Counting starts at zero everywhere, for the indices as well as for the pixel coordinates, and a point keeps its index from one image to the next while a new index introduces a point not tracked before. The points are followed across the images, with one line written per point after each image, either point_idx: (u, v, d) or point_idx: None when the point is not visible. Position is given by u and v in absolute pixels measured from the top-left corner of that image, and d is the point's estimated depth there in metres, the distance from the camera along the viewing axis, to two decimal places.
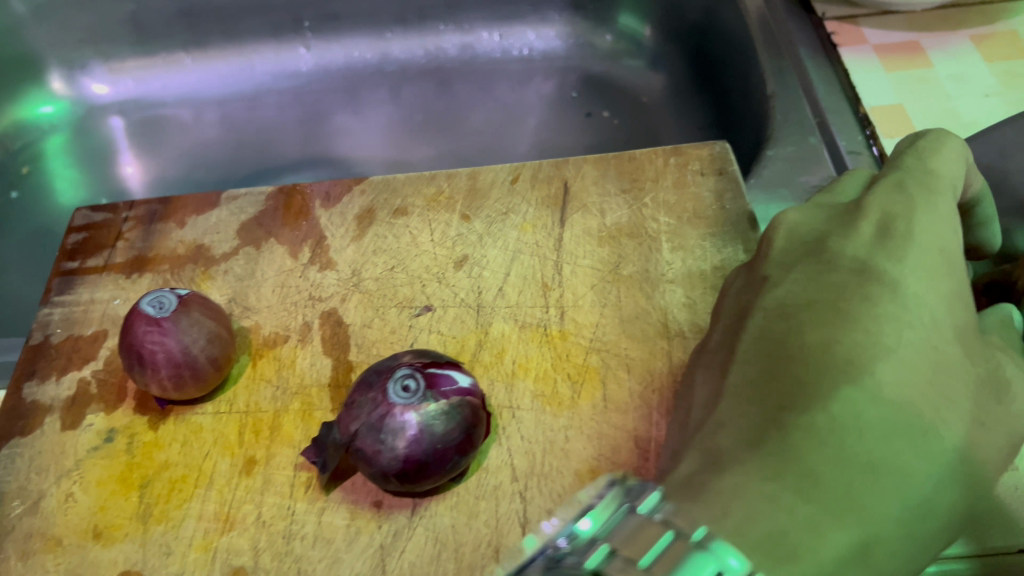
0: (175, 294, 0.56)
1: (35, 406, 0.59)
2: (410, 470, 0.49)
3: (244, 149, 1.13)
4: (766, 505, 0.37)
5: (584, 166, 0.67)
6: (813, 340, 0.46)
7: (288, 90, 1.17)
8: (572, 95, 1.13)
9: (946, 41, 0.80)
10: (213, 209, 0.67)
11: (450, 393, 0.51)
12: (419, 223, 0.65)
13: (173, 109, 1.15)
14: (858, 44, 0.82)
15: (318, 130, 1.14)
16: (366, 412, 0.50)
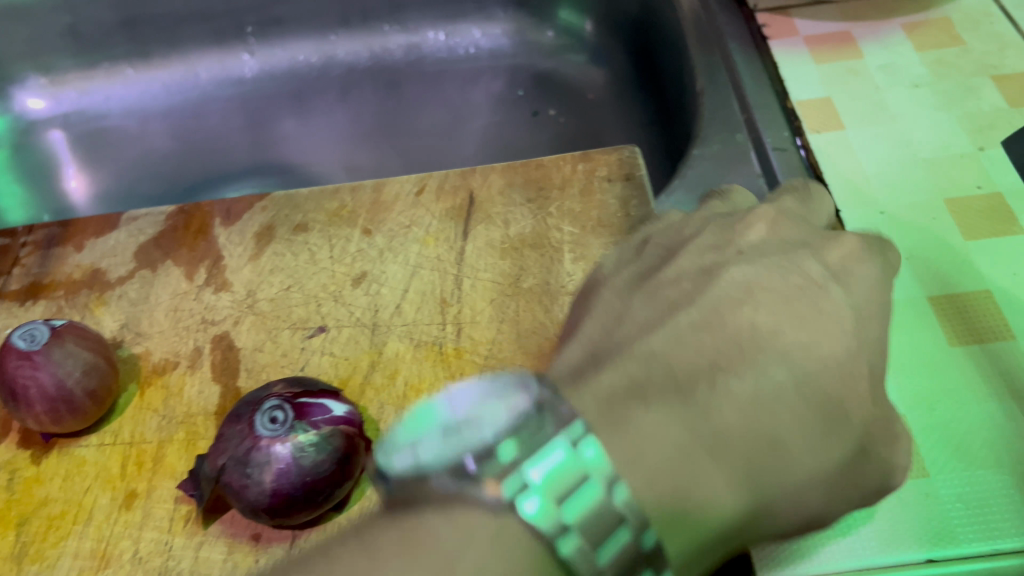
0: (47, 326, 0.55)
1: None
2: (279, 504, 0.50)
3: (191, 157, 1.11)
4: (672, 457, 0.38)
5: (491, 175, 0.66)
6: (762, 315, 0.44)
7: (234, 97, 1.15)
8: (519, 93, 1.12)
9: (879, 31, 0.79)
10: (112, 232, 0.66)
11: (320, 422, 0.52)
12: (319, 239, 0.64)
13: (115, 121, 1.14)
14: (788, 36, 0.80)
15: (266, 137, 1.12)
16: (233, 445, 0.51)
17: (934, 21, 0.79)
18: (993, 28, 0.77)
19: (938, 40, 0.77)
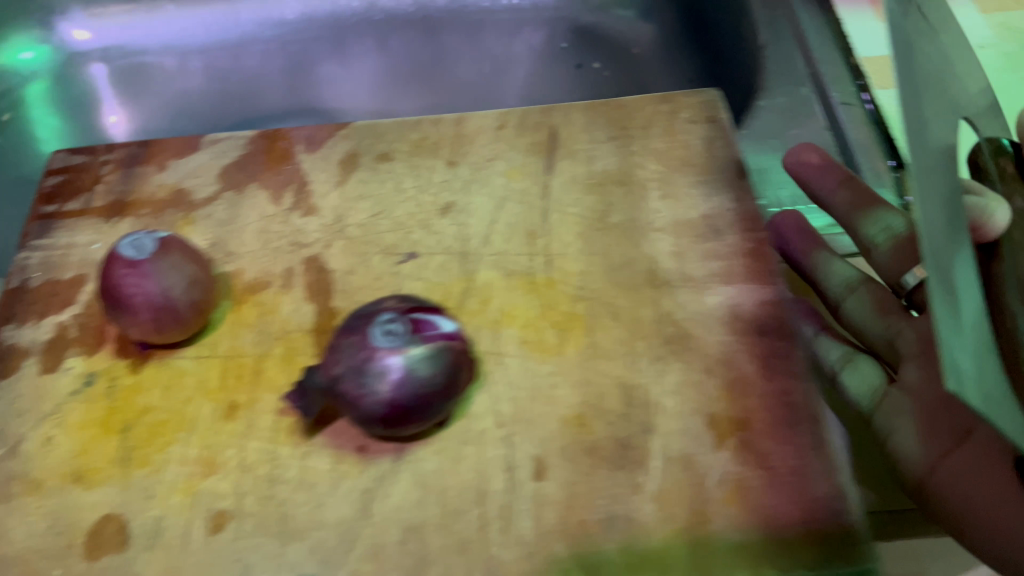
0: (156, 236, 0.48)
1: (12, 349, 0.51)
2: (394, 415, 0.44)
3: (229, 101, 1.00)
4: None
5: (574, 110, 0.61)
6: None
7: (280, 53, 1.02)
8: (561, 47, 1.03)
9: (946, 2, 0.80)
10: (193, 152, 0.61)
11: (434, 337, 0.44)
12: (404, 168, 0.59)
13: (162, 95, 1.00)
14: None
15: (306, 93, 1.01)
16: (349, 355, 0.44)
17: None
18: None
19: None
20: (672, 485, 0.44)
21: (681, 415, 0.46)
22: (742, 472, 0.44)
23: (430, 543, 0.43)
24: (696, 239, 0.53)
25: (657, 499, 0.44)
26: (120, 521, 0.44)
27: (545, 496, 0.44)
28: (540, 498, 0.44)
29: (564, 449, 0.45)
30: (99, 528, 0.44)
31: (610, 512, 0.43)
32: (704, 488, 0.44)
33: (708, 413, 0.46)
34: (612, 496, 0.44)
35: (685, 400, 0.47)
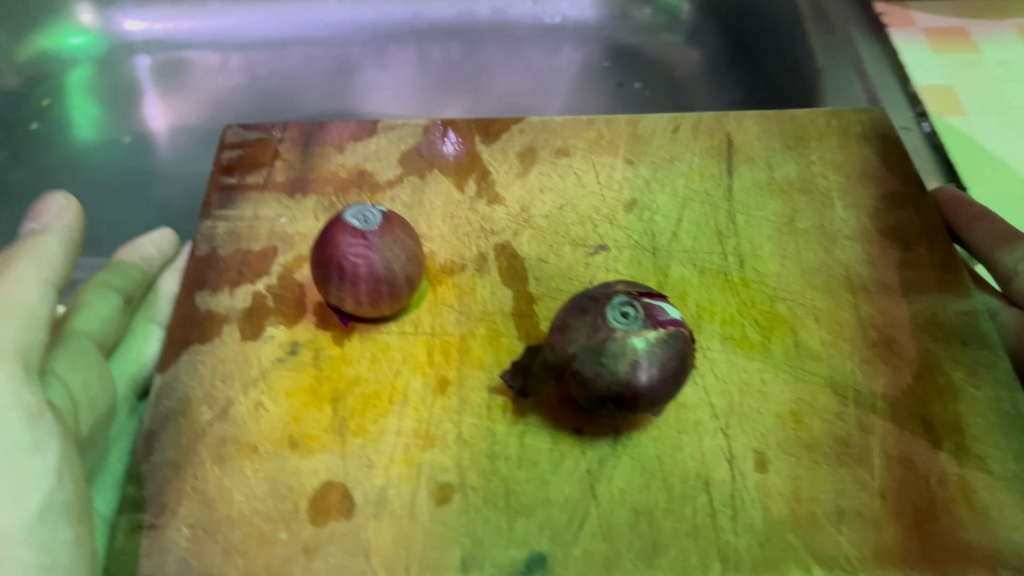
0: (380, 209, 0.48)
1: (210, 314, 0.51)
2: (628, 398, 0.43)
3: (268, 99, 0.82)
4: None
5: (746, 118, 0.62)
6: None
7: (328, 54, 0.85)
8: (603, 65, 0.85)
9: (993, 29, 0.73)
10: (371, 137, 0.61)
11: (666, 323, 0.44)
12: (584, 164, 0.60)
13: (199, 95, 0.82)
14: (907, 26, 0.74)
15: (355, 100, 0.83)
16: (582, 335, 0.43)
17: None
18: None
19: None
20: (897, 483, 0.44)
21: (896, 417, 0.47)
22: (964, 473, 0.45)
23: (661, 526, 0.43)
24: (886, 250, 0.55)
25: (883, 495, 0.44)
26: (343, 488, 0.44)
27: (771, 487, 0.44)
28: (765, 488, 0.44)
29: (784, 441, 0.46)
30: (322, 493, 0.44)
31: (838, 506, 0.44)
32: (929, 486, 0.44)
33: (922, 416, 0.47)
34: (838, 490, 0.44)
35: (897, 401, 0.48)
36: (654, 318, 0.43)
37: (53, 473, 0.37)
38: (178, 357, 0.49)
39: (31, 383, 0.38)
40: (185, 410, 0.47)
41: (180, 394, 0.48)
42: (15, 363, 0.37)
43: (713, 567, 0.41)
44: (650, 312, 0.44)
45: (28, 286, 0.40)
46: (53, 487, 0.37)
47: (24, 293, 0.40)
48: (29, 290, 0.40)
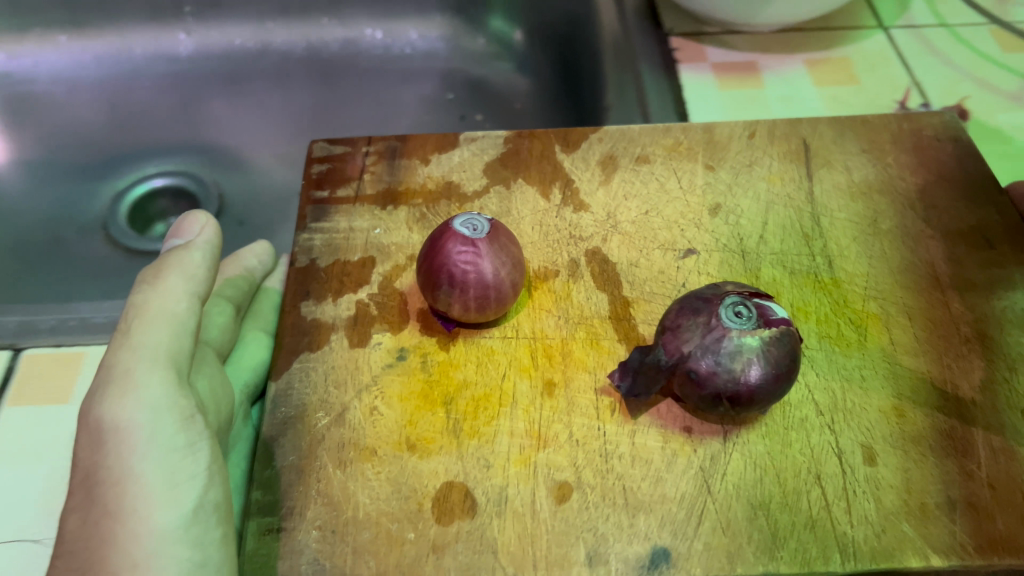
0: (486, 218, 0.50)
1: (317, 323, 0.52)
2: (743, 396, 0.45)
3: (128, 143, 0.83)
4: None
5: (819, 123, 0.64)
6: None
7: (176, 91, 0.86)
8: (448, 97, 0.85)
9: (782, 65, 0.72)
10: (454, 149, 0.63)
11: (778, 322, 0.45)
12: (665, 170, 0.61)
13: (36, 131, 0.82)
14: (697, 61, 0.72)
15: (207, 136, 0.84)
16: (697, 335, 0.45)
17: (823, 31, 0.75)
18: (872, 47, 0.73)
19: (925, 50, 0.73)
20: (1005, 473, 0.46)
21: (997, 410, 0.48)
22: None
23: (778, 520, 0.44)
24: (969, 247, 0.56)
25: (991, 485, 0.45)
26: (463, 488, 0.45)
27: (881, 479, 0.45)
28: (876, 481, 0.45)
29: (889, 435, 0.47)
30: (444, 493, 0.45)
31: (948, 496, 0.45)
32: None
33: (1021, 409, 0.48)
34: (946, 481, 0.45)
35: (995, 394, 0.49)
36: (764, 319, 0.45)
37: (202, 475, 0.42)
38: (290, 365, 0.50)
39: (182, 391, 0.43)
40: (303, 416, 0.48)
41: (296, 400, 0.49)
42: (167, 369, 0.43)
43: (833, 557, 0.43)
44: (760, 313, 0.45)
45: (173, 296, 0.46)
46: (202, 487, 0.42)
47: (170, 302, 0.46)
48: (177, 300, 0.46)
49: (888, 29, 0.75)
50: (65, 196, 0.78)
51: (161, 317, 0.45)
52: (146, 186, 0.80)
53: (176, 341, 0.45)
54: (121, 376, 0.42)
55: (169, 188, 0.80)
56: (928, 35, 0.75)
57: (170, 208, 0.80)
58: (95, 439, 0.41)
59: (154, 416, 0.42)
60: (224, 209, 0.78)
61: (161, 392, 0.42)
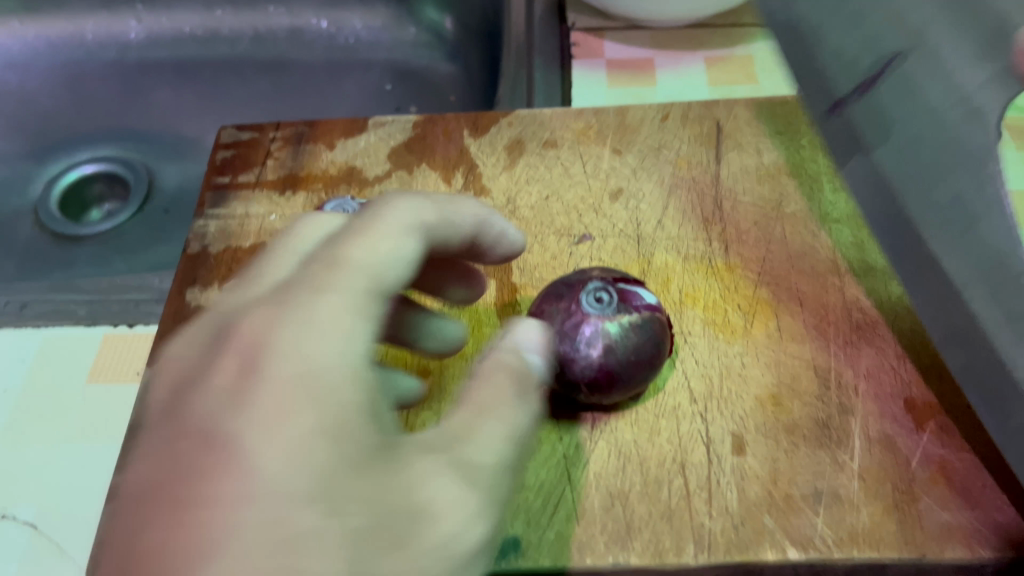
0: (358, 203, 0.49)
1: (200, 310, 0.52)
2: (603, 383, 0.44)
3: (29, 118, 0.98)
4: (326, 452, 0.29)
5: (736, 105, 0.62)
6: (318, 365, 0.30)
7: (110, 75, 1.00)
8: (387, 88, 0.97)
9: (681, 62, 0.80)
10: (361, 134, 0.62)
11: (641, 308, 0.45)
12: (571, 155, 0.60)
13: (28, 112, 0.98)
14: (594, 58, 0.81)
15: (167, 118, 0.98)
16: (558, 321, 0.44)
17: (732, 28, 0.81)
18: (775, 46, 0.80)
19: None
20: (878, 464, 0.44)
21: (878, 399, 0.46)
22: (947, 456, 0.44)
23: (636, 509, 0.43)
24: None
25: (862, 477, 0.44)
26: None
27: (748, 469, 0.44)
28: (742, 471, 0.44)
29: (762, 425, 0.46)
30: None
31: (815, 488, 0.43)
32: (909, 468, 0.44)
33: (902, 399, 0.46)
34: (816, 472, 0.44)
35: (881, 383, 0.47)
36: (626, 304, 0.45)
37: (408, 491, 0.31)
38: (169, 351, 0.50)
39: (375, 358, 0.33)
40: None
41: None
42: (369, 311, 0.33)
43: (686, 549, 0.41)
44: (622, 299, 0.45)
45: (394, 242, 0.35)
46: (414, 516, 0.30)
47: (382, 254, 0.35)
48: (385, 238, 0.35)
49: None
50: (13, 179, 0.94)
51: (370, 273, 0.34)
52: (80, 174, 0.95)
53: (377, 314, 0.33)
54: (302, 326, 0.31)
55: (102, 174, 0.95)
56: None
57: (104, 193, 0.94)
58: (171, 380, 0.32)
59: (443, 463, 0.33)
60: (150, 198, 0.92)
61: (352, 352, 0.31)
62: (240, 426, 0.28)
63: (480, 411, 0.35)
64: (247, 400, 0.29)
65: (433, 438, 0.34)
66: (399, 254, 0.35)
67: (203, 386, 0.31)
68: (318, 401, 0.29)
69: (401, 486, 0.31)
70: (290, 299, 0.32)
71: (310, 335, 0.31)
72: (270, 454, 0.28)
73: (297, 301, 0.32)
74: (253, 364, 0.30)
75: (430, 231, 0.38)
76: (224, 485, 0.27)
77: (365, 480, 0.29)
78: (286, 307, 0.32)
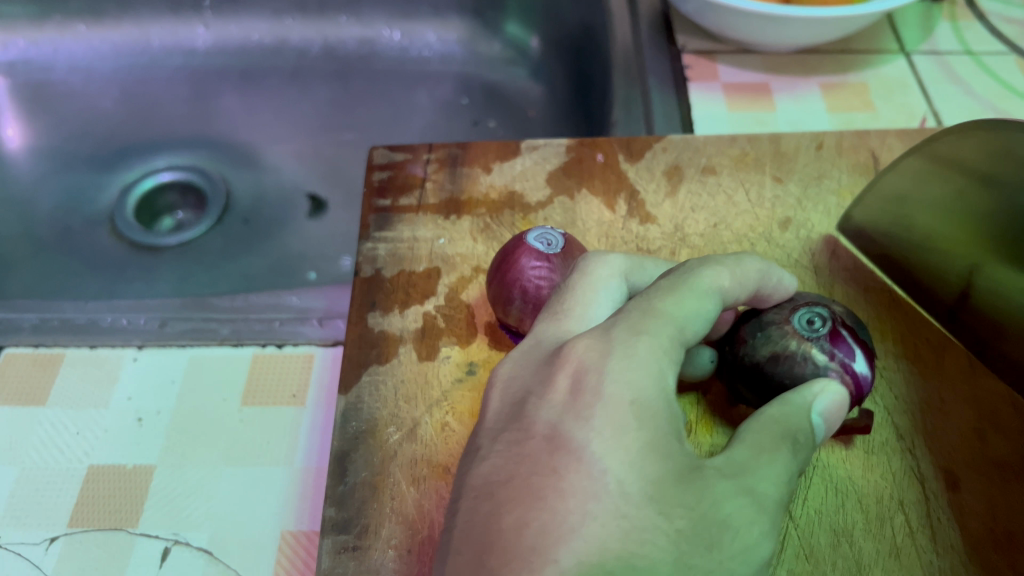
0: (560, 233, 0.50)
1: (385, 335, 0.52)
2: (749, 379, 0.43)
3: (98, 123, 0.96)
4: (663, 458, 0.33)
5: (888, 134, 0.62)
6: (646, 382, 0.34)
7: (178, 79, 0.99)
8: (464, 102, 0.97)
9: (797, 87, 0.81)
10: (516, 157, 0.62)
11: (839, 358, 0.42)
12: (732, 182, 0.60)
13: (90, 116, 0.96)
14: (709, 81, 0.81)
15: (230, 125, 0.96)
16: (769, 312, 0.44)
17: (840, 55, 0.83)
18: (889, 74, 0.81)
19: (944, 77, 0.81)
20: None
21: None
22: None
23: (863, 548, 0.43)
24: None
25: None
26: None
27: (965, 506, 0.45)
28: (959, 508, 0.44)
29: (971, 461, 0.46)
30: None
31: None
32: None
33: None
34: None
35: None
36: (830, 347, 0.42)
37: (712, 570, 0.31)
38: (359, 378, 0.50)
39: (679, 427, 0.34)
40: (373, 430, 0.48)
41: (366, 414, 0.48)
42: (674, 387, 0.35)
43: None
44: (830, 342, 0.43)
45: (699, 302, 0.37)
46: None
47: (689, 310, 0.36)
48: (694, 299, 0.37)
49: (909, 54, 0.83)
50: (81, 185, 0.91)
51: (681, 326, 0.36)
52: (155, 181, 0.92)
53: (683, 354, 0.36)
54: (613, 395, 0.33)
55: (178, 182, 0.92)
56: (948, 61, 0.82)
57: (178, 202, 0.92)
58: (504, 391, 0.37)
59: (742, 488, 0.33)
60: (231, 208, 0.89)
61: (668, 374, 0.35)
62: (590, 436, 0.32)
63: (767, 450, 0.35)
64: (591, 414, 0.33)
65: (728, 466, 0.34)
66: (703, 313, 0.37)
67: (544, 399, 0.35)
68: (649, 411, 0.33)
69: (707, 501, 0.32)
70: (615, 338, 0.35)
71: (637, 366, 0.34)
72: (612, 459, 0.32)
73: (607, 338, 0.36)
74: (587, 385, 0.34)
75: (725, 298, 0.38)
76: (568, 477, 0.32)
77: (689, 501, 0.32)
78: (618, 338, 0.35)
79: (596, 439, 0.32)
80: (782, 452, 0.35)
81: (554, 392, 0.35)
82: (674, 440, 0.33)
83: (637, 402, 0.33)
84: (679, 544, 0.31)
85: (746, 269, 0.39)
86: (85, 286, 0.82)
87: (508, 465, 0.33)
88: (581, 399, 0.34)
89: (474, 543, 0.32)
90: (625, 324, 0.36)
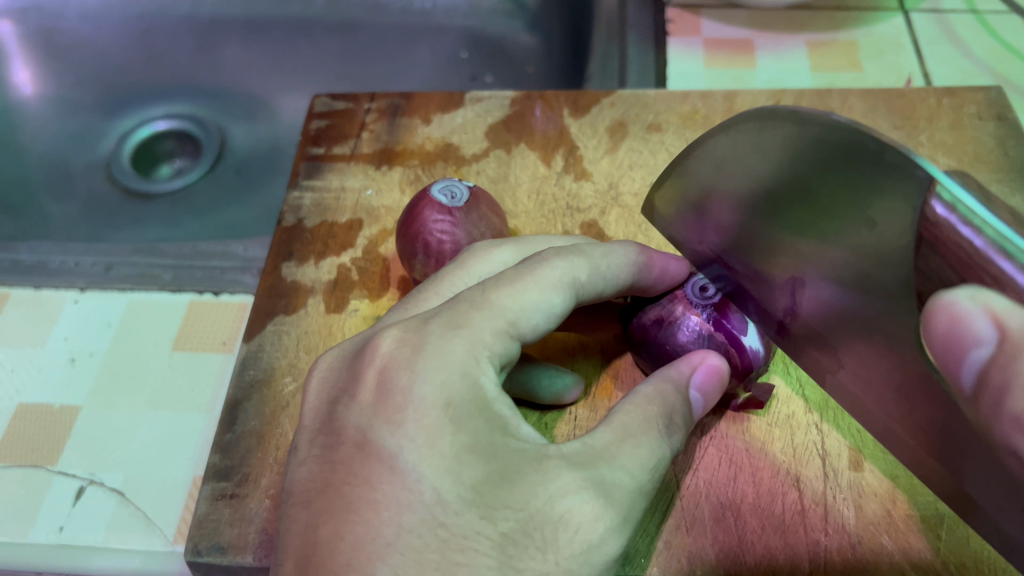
0: (467, 185, 0.48)
1: (296, 285, 0.51)
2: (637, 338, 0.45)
3: (103, 72, 0.92)
4: (486, 455, 0.31)
5: (849, 94, 0.59)
6: (459, 376, 0.32)
7: (186, 27, 0.93)
8: (462, 56, 0.88)
9: (780, 44, 0.77)
10: (458, 109, 0.60)
11: (723, 328, 0.42)
12: (676, 140, 0.58)
13: (95, 64, 0.92)
14: (690, 36, 0.78)
15: (235, 76, 0.90)
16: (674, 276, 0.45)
17: (832, 12, 0.79)
18: (884, 32, 0.77)
19: (942, 37, 0.76)
20: None
21: None
22: None
23: (748, 523, 0.41)
24: None
25: None
26: None
27: (865, 486, 0.42)
28: (859, 488, 0.42)
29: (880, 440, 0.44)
30: None
31: (937, 510, 0.41)
32: None
33: None
34: None
35: None
36: (718, 318, 0.43)
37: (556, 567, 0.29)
38: (263, 328, 0.49)
39: (508, 419, 0.32)
40: (270, 380, 0.47)
41: (265, 364, 0.48)
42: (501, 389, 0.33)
43: (801, 566, 0.40)
44: (717, 312, 0.43)
45: (541, 297, 0.35)
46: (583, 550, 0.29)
47: (528, 305, 0.35)
48: (538, 294, 0.35)
49: (907, 12, 0.78)
50: (81, 131, 0.88)
51: (512, 320, 0.34)
52: (152, 130, 0.89)
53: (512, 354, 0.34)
54: (418, 395, 0.31)
55: (174, 131, 0.88)
56: (950, 21, 0.77)
57: (176, 150, 0.88)
58: (327, 389, 0.35)
59: (585, 477, 0.31)
60: (224, 157, 0.85)
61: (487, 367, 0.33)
62: (402, 443, 0.30)
63: (623, 437, 0.33)
64: (401, 417, 0.31)
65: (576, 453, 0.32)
66: (546, 311, 0.35)
67: (352, 400, 0.33)
68: (465, 406, 0.31)
69: (537, 496, 0.30)
70: (428, 333, 0.33)
71: (445, 365, 0.32)
72: (426, 462, 0.30)
73: (420, 333, 0.33)
74: (394, 383, 0.32)
75: (581, 293, 0.37)
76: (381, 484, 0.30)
77: (517, 497, 0.30)
78: (428, 335, 0.33)
79: (406, 445, 0.30)
80: (647, 437, 0.33)
81: (361, 394, 0.32)
82: (498, 428, 0.31)
83: (448, 396, 0.31)
84: (505, 547, 0.29)
85: (610, 260, 0.39)
86: (73, 227, 0.79)
87: (325, 472, 0.32)
88: (389, 401, 0.31)
89: (298, 550, 0.30)
90: (441, 319, 0.34)
